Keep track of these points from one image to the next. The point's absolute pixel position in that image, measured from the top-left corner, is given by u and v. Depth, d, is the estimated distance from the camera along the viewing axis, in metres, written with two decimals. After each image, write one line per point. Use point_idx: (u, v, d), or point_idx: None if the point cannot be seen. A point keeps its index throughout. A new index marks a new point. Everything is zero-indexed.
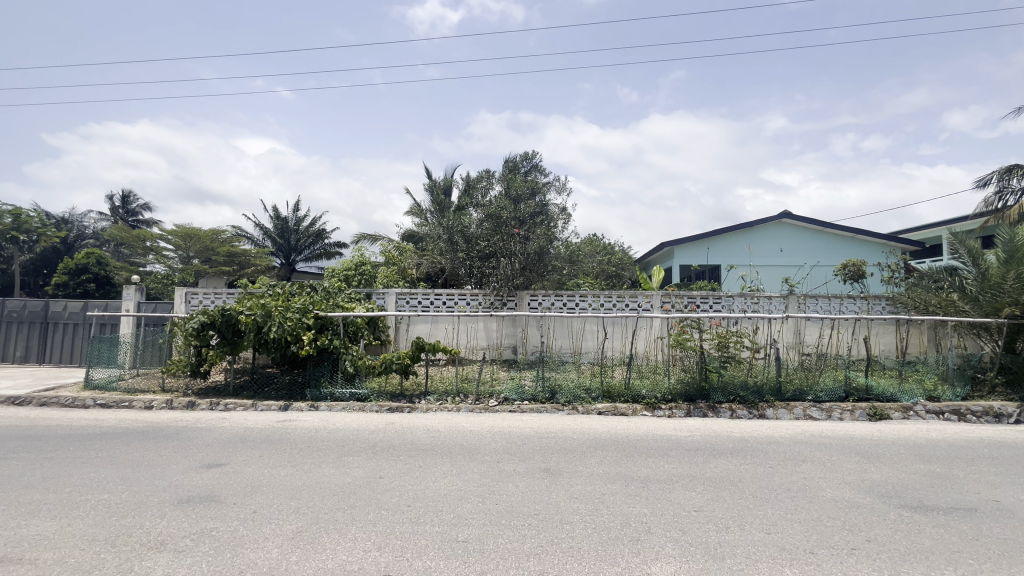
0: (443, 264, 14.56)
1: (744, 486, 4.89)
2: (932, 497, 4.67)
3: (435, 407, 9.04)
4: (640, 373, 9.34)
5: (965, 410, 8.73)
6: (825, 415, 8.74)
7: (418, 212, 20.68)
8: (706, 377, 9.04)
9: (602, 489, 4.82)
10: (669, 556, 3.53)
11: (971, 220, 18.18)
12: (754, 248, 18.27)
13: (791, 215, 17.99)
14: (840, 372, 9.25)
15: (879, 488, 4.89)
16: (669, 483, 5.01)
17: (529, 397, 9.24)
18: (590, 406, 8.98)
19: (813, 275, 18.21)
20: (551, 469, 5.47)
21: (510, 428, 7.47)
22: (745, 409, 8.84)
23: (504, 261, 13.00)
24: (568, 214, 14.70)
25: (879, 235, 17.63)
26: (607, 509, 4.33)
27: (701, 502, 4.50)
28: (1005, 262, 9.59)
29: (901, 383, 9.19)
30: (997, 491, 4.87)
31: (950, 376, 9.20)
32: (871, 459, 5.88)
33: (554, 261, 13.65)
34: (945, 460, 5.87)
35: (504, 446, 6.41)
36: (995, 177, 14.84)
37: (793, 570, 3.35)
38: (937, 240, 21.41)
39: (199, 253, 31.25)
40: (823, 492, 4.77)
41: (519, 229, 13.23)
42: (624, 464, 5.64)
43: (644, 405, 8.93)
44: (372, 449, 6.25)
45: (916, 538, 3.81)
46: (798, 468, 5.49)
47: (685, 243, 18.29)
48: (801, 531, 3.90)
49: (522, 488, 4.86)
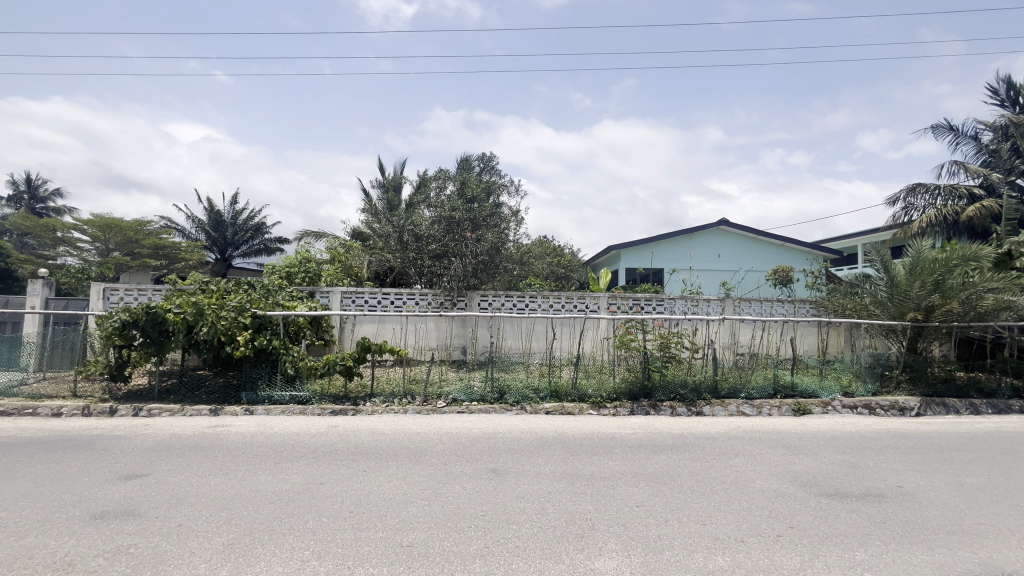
0: (392, 262, 14.30)
1: (683, 481, 5.12)
2: (848, 485, 5.08)
3: (381, 409, 8.84)
4: (586, 374, 9.54)
5: (874, 405, 9.63)
6: (756, 411, 9.34)
7: (367, 209, 20.09)
8: (649, 376, 9.42)
9: (549, 488, 4.88)
10: (611, 551, 3.62)
11: (881, 230, 20.05)
12: (694, 254, 19.21)
13: (728, 223, 19.02)
14: (769, 371, 9.85)
15: (803, 478, 5.27)
16: (612, 480, 5.15)
17: (478, 397, 9.25)
18: (538, 406, 9.10)
19: (747, 280, 19.37)
20: (498, 469, 5.48)
21: (458, 429, 7.43)
22: (685, 406, 9.28)
23: (456, 262, 12.84)
24: (520, 217, 14.88)
25: (805, 243, 19.02)
26: (553, 507, 4.39)
27: (642, 497, 4.66)
28: (910, 271, 10.69)
29: (822, 380, 9.96)
30: (901, 477, 5.37)
31: (863, 374, 10.09)
32: (794, 451, 6.33)
33: (505, 261, 13.68)
34: (857, 451, 6.41)
35: (451, 448, 6.33)
36: (902, 195, 16.51)
37: (725, 558, 3.53)
38: (853, 249, 23.45)
39: (121, 245, 28.82)
40: (752, 483, 5.08)
41: (471, 231, 13.15)
42: (569, 463, 5.74)
43: (590, 403, 9.18)
44: (312, 454, 5.98)
45: (832, 523, 4.13)
46: (732, 462, 5.82)
47: (631, 247, 19.00)
48: (734, 521, 4.12)
49: (469, 489, 4.84)
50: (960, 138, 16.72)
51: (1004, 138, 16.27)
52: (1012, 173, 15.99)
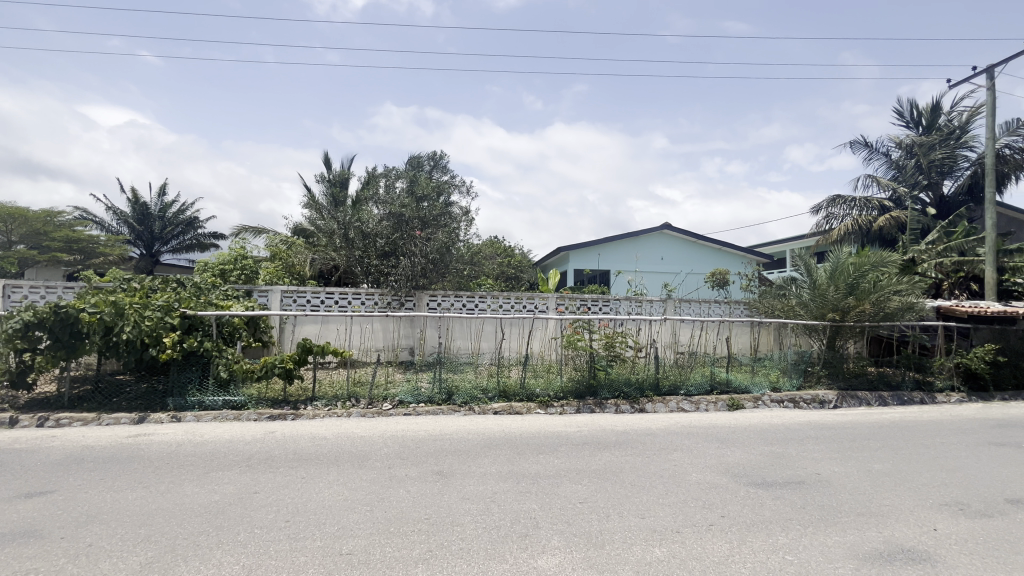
0: (337, 260, 13.82)
1: (624, 476, 5.29)
2: (774, 474, 5.44)
3: (323, 413, 8.51)
4: (534, 373, 9.66)
5: (798, 399, 10.40)
6: (694, 407, 9.81)
7: (310, 205, 19.29)
8: (595, 375, 9.68)
9: (494, 488, 4.88)
10: (554, 549, 3.68)
11: (807, 237, 21.66)
12: (639, 256, 19.92)
13: (671, 227, 19.86)
14: (706, 368, 10.39)
15: (734, 469, 5.59)
16: (557, 477, 5.24)
17: (426, 399, 9.11)
18: (486, 406, 9.10)
19: (687, 282, 20.31)
20: (444, 471, 5.42)
21: (405, 431, 7.29)
22: (628, 403, 9.59)
23: (404, 261, 12.60)
24: (471, 217, 14.82)
25: (740, 248, 20.20)
26: (498, 507, 4.40)
27: (586, 494, 4.77)
28: (830, 275, 11.67)
29: (753, 376, 10.62)
30: (820, 465, 5.82)
31: (788, 370, 10.88)
32: (727, 444, 6.71)
33: (455, 261, 13.56)
34: (783, 442, 6.89)
35: (396, 451, 6.20)
36: (824, 205, 17.93)
37: (661, 549, 3.68)
38: (782, 253, 25.18)
39: (27, 237, 26.00)
40: (688, 476, 5.33)
41: (421, 230, 12.94)
42: (516, 462, 5.78)
43: (538, 403, 9.28)
44: (246, 462, 5.66)
45: (759, 510, 4.41)
46: (671, 456, 6.08)
47: (579, 249, 19.43)
48: (671, 513, 4.30)
49: (414, 492, 4.76)
50: (874, 155, 18.36)
51: (910, 156, 18.02)
52: (916, 188, 17.75)
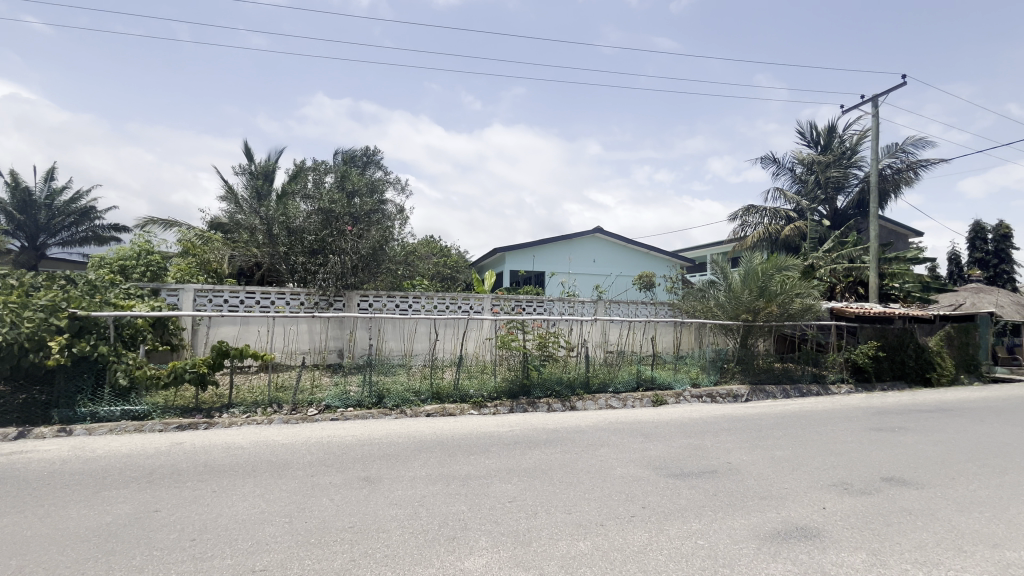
0: (259, 258, 12.98)
1: (552, 473, 5.41)
2: (690, 464, 5.81)
3: (241, 421, 7.94)
4: (469, 374, 9.63)
5: (715, 393, 11.16)
6: (621, 404, 10.24)
7: (229, 197, 17.95)
8: (528, 375, 9.82)
9: (423, 492, 4.80)
10: (482, 549, 3.68)
11: (724, 243, 23.36)
12: (572, 258, 20.48)
13: (603, 231, 20.59)
14: (633, 367, 10.91)
15: (655, 461, 5.90)
16: (487, 478, 5.26)
17: (355, 403, 8.78)
18: (418, 408, 8.94)
19: (617, 284, 21.17)
20: (371, 477, 5.25)
21: (331, 437, 6.98)
22: (560, 402, 9.81)
23: (333, 259, 12.05)
24: (405, 216, 14.46)
25: (665, 252, 21.37)
26: (426, 511, 4.33)
27: (515, 492, 4.82)
28: (743, 278, 12.66)
29: (675, 373, 11.29)
30: (731, 455, 6.29)
31: (707, 367, 11.68)
32: (649, 438, 7.07)
33: (388, 261, 13.16)
34: (699, 434, 7.38)
35: (321, 458, 5.92)
36: (740, 214, 19.42)
37: (585, 543, 3.80)
38: (703, 258, 26.97)
39: None
40: (613, 470, 5.55)
41: (352, 227, 12.48)
42: (446, 464, 5.73)
43: (471, 404, 9.26)
44: (146, 478, 5.15)
45: (676, 499, 4.69)
46: (598, 452, 6.31)
47: (514, 250, 19.64)
48: (595, 507, 4.46)
49: (338, 500, 4.56)
50: (781, 170, 20.18)
51: (811, 172, 19.99)
52: (816, 201, 19.72)
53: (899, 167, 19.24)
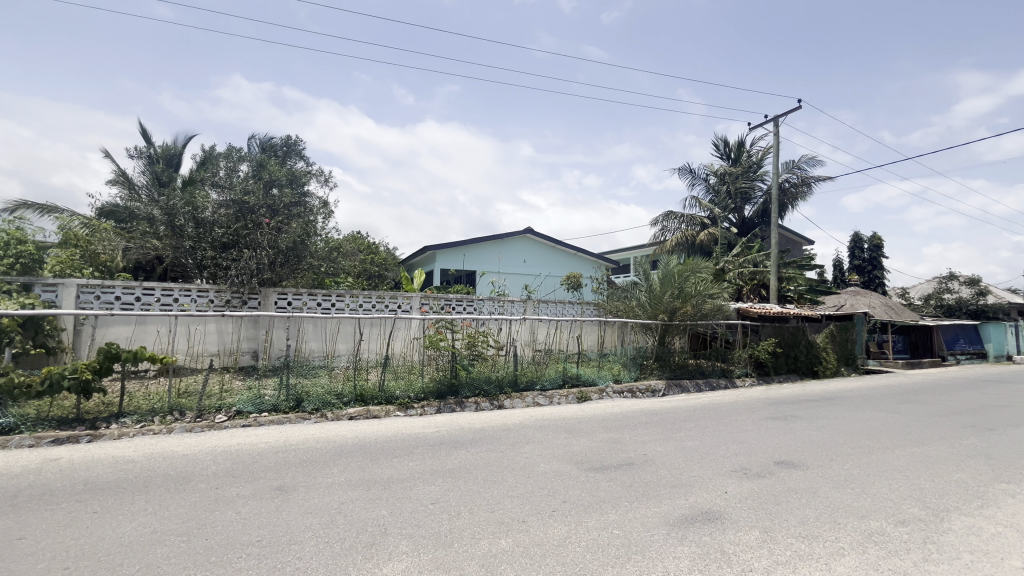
0: (160, 251, 11.74)
1: (476, 473, 5.40)
2: (609, 457, 6.08)
3: (132, 432, 7.04)
4: (395, 375, 9.38)
5: (635, 389, 11.75)
6: (548, 401, 10.47)
7: (123, 182, 16.06)
8: (456, 374, 9.75)
9: (341, 498, 4.60)
10: (401, 554, 3.60)
11: (646, 246, 24.71)
12: (502, 258, 20.62)
13: (533, 232, 20.93)
14: (559, 365, 11.22)
15: (576, 456, 6.10)
16: (410, 480, 5.15)
17: (269, 408, 8.20)
18: (341, 411, 8.54)
19: (546, 284, 21.65)
20: (284, 486, 4.94)
21: (241, 444, 6.48)
22: (488, 401, 9.83)
23: (247, 254, 11.16)
24: (330, 210, 13.69)
25: (592, 254, 22.16)
26: (343, 519, 4.15)
27: (438, 494, 4.77)
28: (663, 280, 13.46)
29: (599, 370, 11.77)
30: (647, 447, 6.66)
31: (628, 363, 12.26)
32: (573, 434, 7.29)
33: (310, 257, 12.39)
34: (619, 428, 7.75)
35: (228, 468, 5.48)
36: (661, 219, 20.67)
37: (507, 540, 3.83)
38: (626, 260, 28.33)
39: None
40: (537, 467, 5.67)
41: (270, 219, 11.64)
42: (368, 468, 5.53)
43: (397, 405, 9.02)
44: (9, 501, 4.46)
45: (595, 492, 4.88)
46: (522, 449, 6.40)
47: (445, 249, 19.44)
48: (518, 504, 4.52)
49: (245, 513, 4.24)
50: (697, 180, 21.70)
51: (722, 183, 21.68)
52: (726, 210, 21.41)
53: (796, 182, 21.39)
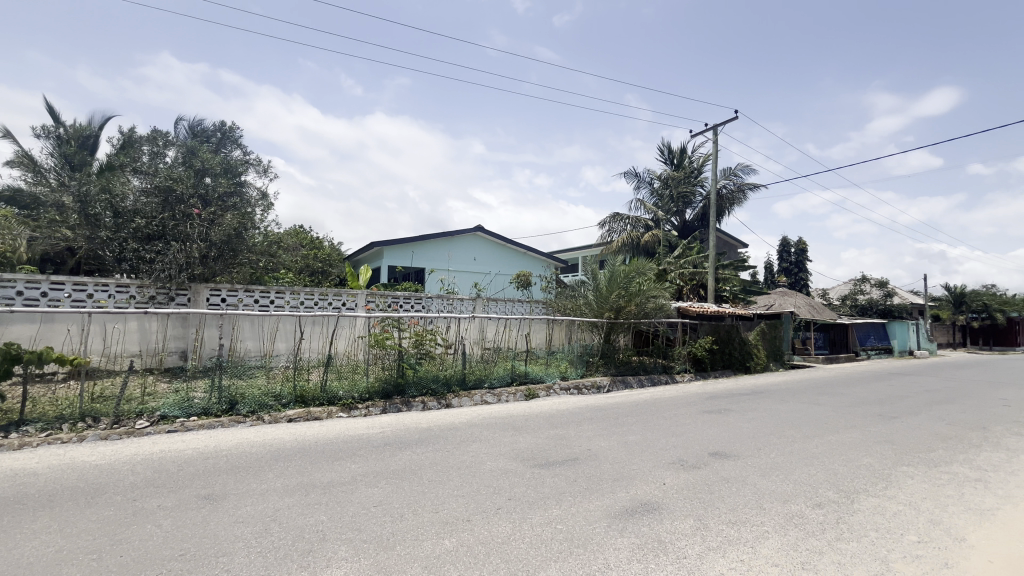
0: (72, 242, 10.76)
1: (421, 473, 5.32)
2: (555, 453, 6.18)
3: (37, 441, 6.39)
4: (338, 374, 9.06)
5: (581, 385, 12.02)
6: (496, 400, 10.48)
7: (28, 164, 14.45)
8: (403, 373, 9.56)
9: (276, 505, 4.38)
10: (341, 560, 3.48)
11: (593, 246, 25.34)
12: (452, 255, 20.42)
13: (484, 230, 20.88)
14: (508, 363, 11.26)
15: (523, 453, 6.15)
16: (352, 483, 4.99)
17: (198, 412, 7.66)
18: (279, 414, 8.13)
19: (495, 282, 21.68)
20: (213, 494, 4.63)
21: (166, 451, 6.02)
22: (435, 400, 9.71)
23: (174, 247, 10.33)
24: (269, 202, 12.79)
25: (542, 253, 22.41)
26: (278, 526, 3.96)
27: (381, 496, 4.65)
28: (609, 280, 13.80)
29: (547, 368, 11.93)
30: (591, 442, 6.82)
31: (574, 360, 12.53)
32: (520, 431, 7.35)
33: (247, 251, 11.66)
34: (565, 425, 7.89)
35: (149, 478, 5.06)
36: (608, 220, 21.29)
37: (451, 540, 3.80)
38: (574, 259, 28.90)
39: None
40: (483, 465, 5.67)
41: (201, 210, 10.86)
42: (306, 472, 5.31)
43: (340, 406, 8.72)
44: None
45: (539, 488, 4.95)
46: (469, 448, 6.37)
47: (393, 245, 18.98)
48: (463, 503, 4.50)
49: (168, 525, 3.94)
50: (642, 184, 22.44)
51: (665, 187, 22.66)
52: (669, 213, 22.34)
53: (732, 188, 22.65)
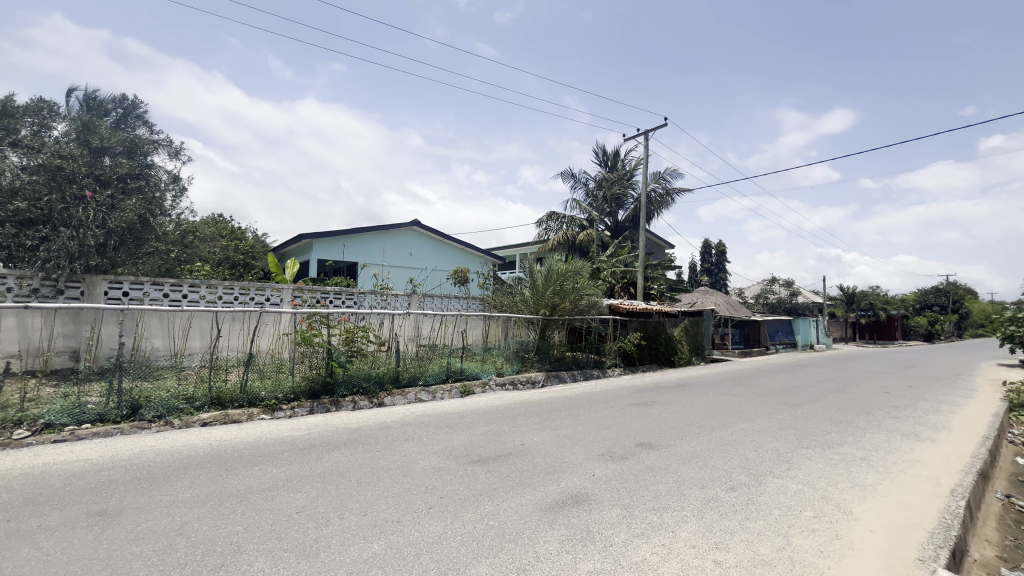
0: None
1: (349, 476, 5.11)
2: (488, 450, 6.18)
3: None
4: (260, 374, 8.49)
5: (516, 381, 12.15)
6: (430, 397, 10.33)
7: None
8: (332, 372, 9.14)
9: (183, 518, 4.01)
10: (257, 571, 3.26)
11: (530, 243, 25.68)
12: (386, 249, 19.81)
13: (420, 224, 20.44)
14: (443, 360, 11.10)
15: (456, 451, 6.09)
16: (272, 489, 4.69)
17: (93, 418, 6.87)
18: (191, 418, 7.49)
19: (432, 278, 21.35)
20: (108, 510, 4.16)
21: (52, 464, 5.33)
22: (366, 399, 9.40)
23: (62, 234, 9.13)
24: (182, 186, 11.53)
25: (479, 249, 22.34)
26: (185, 541, 3.63)
27: (304, 502, 4.41)
28: (546, 278, 14.02)
29: (483, 364, 11.92)
30: (524, 437, 6.90)
31: (510, 357, 12.66)
32: (454, 429, 7.29)
33: (153, 240, 10.57)
34: (499, 421, 7.93)
35: (28, 495, 4.45)
36: (544, 219, 21.67)
37: (379, 543, 3.68)
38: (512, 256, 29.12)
39: None
40: (415, 464, 5.55)
41: (97, 192, 9.68)
42: (221, 480, 4.92)
43: (262, 408, 8.20)
44: None
45: (472, 485, 4.93)
46: (401, 447, 6.21)
47: (323, 238, 18.08)
48: (393, 504, 4.38)
49: (50, 548, 3.49)
50: (577, 184, 23.02)
51: (599, 188, 23.57)
52: (602, 213, 23.14)
53: (661, 192, 23.78)
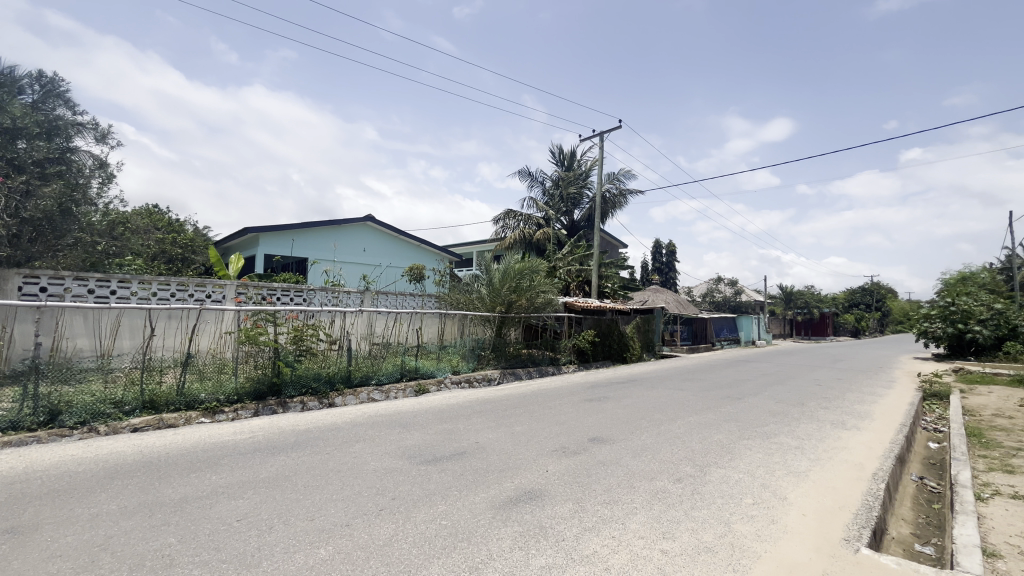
0: None
1: (296, 480, 4.90)
2: (442, 449, 6.11)
3: None
4: (200, 375, 8.01)
5: (472, 378, 12.12)
6: (383, 396, 10.13)
7: None
8: (279, 372, 8.77)
9: (108, 532, 3.71)
10: None
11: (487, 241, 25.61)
12: (338, 245, 19.16)
13: (374, 220, 19.91)
14: (397, 358, 10.87)
15: (410, 451, 5.98)
16: (210, 497, 4.43)
17: (4, 426, 6.25)
18: (120, 423, 6.97)
19: (386, 274, 20.87)
20: (19, 526, 3.78)
21: None
22: (316, 400, 9.08)
23: None
24: (110, 173, 10.69)
25: (436, 246, 22.04)
26: (110, 556, 3.37)
27: (246, 509, 4.19)
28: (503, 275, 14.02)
29: (438, 362, 11.79)
30: (479, 435, 6.87)
31: (466, 355, 12.60)
32: (408, 428, 7.16)
33: (73, 232, 9.78)
34: (454, 419, 7.86)
35: None
36: (501, 217, 21.65)
37: (327, 548, 3.56)
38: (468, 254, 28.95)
39: None
40: (366, 465, 5.41)
41: (9, 176, 8.79)
42: (153, 489, 4.60)
43: (201, 411, 7.75)
44: None
45: (425, 485, 4.86)
46: (351, 449, 6.03)
47: (269, 232, 17.26)
48: (342, 507, 4.25)
49: None
50: (534, 183, 23.18)
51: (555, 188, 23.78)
52: (558, 212, 23.41)
53: (616, 192, 24.36)
